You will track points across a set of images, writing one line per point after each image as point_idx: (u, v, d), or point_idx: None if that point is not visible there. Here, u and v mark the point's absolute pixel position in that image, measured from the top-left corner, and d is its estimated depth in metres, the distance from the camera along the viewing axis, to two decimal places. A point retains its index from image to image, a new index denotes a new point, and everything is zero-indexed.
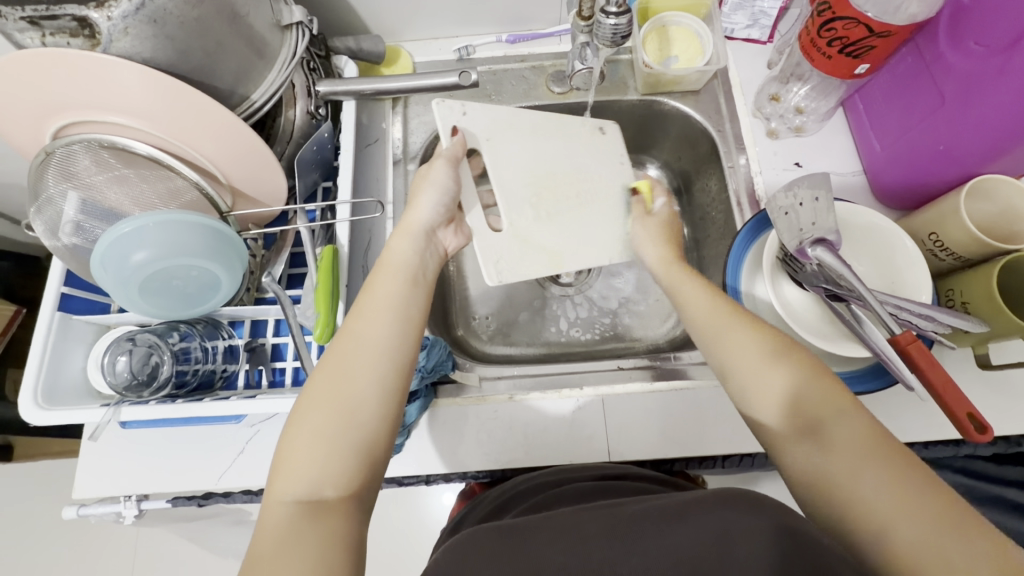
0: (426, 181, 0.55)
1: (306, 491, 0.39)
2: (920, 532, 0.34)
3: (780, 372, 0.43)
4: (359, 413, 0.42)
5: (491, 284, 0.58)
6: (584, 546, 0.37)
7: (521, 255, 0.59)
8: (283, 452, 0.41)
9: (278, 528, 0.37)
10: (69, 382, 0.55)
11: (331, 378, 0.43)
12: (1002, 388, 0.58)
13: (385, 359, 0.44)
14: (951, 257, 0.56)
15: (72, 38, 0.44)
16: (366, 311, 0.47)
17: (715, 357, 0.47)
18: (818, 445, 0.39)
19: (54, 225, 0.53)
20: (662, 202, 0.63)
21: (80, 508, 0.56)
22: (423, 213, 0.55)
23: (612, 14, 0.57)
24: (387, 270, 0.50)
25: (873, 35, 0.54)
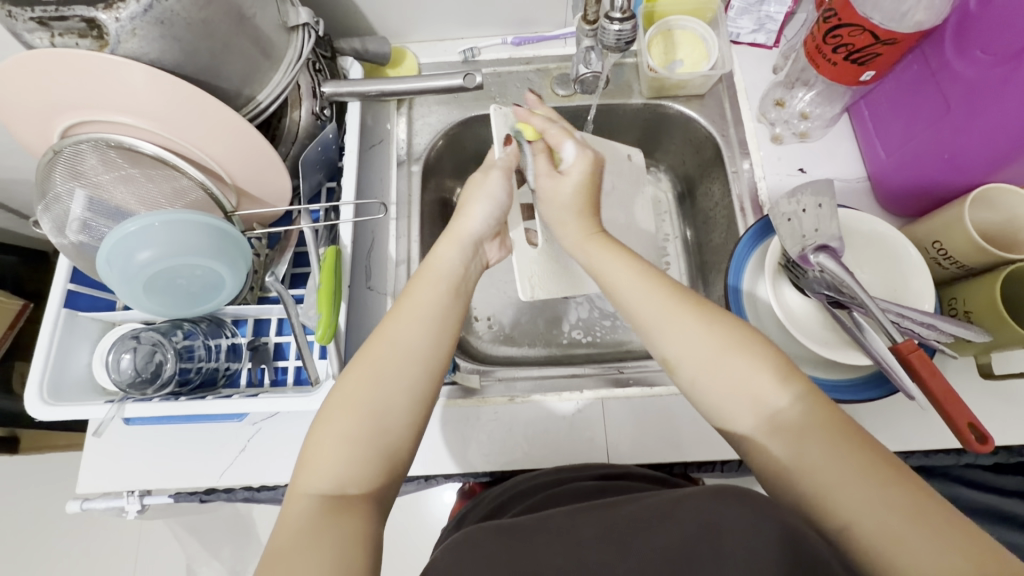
0: (478, 189, 0.57)
1: (331, 486, 0.39)
2: (892, 528, 0.33)
3: (740, 356, 0.43)
4: (390, 415, 0.42)
5: (522, 297, 0.63)
6: (580, 549, 0.37)
7: (550, 272, 0.65)
8: (312, 446, 0.41)
9: (299, 520, 0.38)
10: (74, 378, 0.56)
11: (365, 379, 0.43)
12: (1004, 398, 0.58)
13: (417, 364, 0.45)
14: (954, 265, 0.56)
15: (81, 38, 0.45)
16: (403, 315, 0.47)
17: (661, 351, 0.47)
18: (777, 436, 0.40)
19: (61, 223, 0.54)
20: (568, 150, 0.57)
21: (85, 502, 0.57)
22: (474, 222, 0.55)
23: (616, 20, 0.56)
24: (428, 274, 0.50)
25: (879, 42, 0.54)
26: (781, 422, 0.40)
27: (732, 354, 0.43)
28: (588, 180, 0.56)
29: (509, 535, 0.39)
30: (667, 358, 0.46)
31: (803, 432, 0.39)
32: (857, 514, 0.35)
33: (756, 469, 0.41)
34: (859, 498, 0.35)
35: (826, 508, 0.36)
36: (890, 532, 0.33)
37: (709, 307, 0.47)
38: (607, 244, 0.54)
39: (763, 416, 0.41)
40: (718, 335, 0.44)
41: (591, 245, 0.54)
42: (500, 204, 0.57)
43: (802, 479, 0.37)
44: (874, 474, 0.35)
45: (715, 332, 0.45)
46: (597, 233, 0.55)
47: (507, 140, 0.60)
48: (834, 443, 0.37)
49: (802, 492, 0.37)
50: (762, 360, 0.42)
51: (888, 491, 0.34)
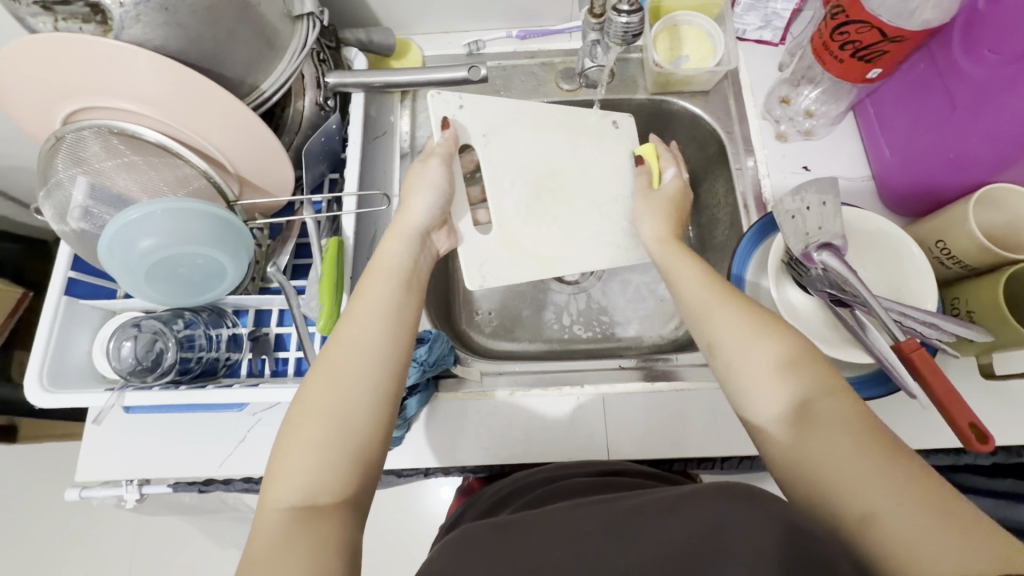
0: (419, 179, 0.56)
1: (300, 498, 0.39)
2: (918, 519, 0.33)
3: (770, 348, 0.43)
4: (353, 418, 0.42)
5: (472, 286, 0.60)
6: (581, 540, 0.37)
7: (506, 260, 0.61)
8: (278, 460, 0.41)
9: (270, 537, 0.37)
10: (75, 365, 0.56)
11: (325, 388, 0.42)
12: (1005, 400, 0.58)
13: (375, 361, 0.44)
14: (957, 265, 0.55)
15: (84, 23, 0.44)
16: (355, 315, 0.46)
17: (704, 335, 0.47)
18: (809, 432, 0.39)
19: (62, 210, 0.53)
20: (670, 173, 0.63)
21: (83, 490, 0.57)
22: (417, 214, 0.55)
23: (624, 12, 0.56)
24: (378, 273, 0.50)
25: (886, 39, 0.53)
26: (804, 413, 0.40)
27: (774, 348, 0.43)
28: (678, 200, 0.61)
29: (504, 530, 0.40)
30: (711, 341, 0.46)
31: (834, 426, 0.39)
32: (880, 510, 0.34)
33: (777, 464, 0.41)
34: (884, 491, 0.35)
35: (847, 495, 0.36)
36: (916, 529, 0.33)
37: (756, 308, 0.46)
38: (684, 252, 0.54)
39: (796, 408, 0.40)
40: (762, 328, 0.45)
41: (666, 248, 0.56)
42: (443, 193, 0.56)
43: (828, 470, 0.37)
44: (899, 472, 0.36)
45: (758, 324, 0.45)
46: (673, 244, 0.56)
47: (443, 125, 0.60)
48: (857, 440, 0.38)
49: (821, 483, 0.37)
50: (800, 356, 0.42)
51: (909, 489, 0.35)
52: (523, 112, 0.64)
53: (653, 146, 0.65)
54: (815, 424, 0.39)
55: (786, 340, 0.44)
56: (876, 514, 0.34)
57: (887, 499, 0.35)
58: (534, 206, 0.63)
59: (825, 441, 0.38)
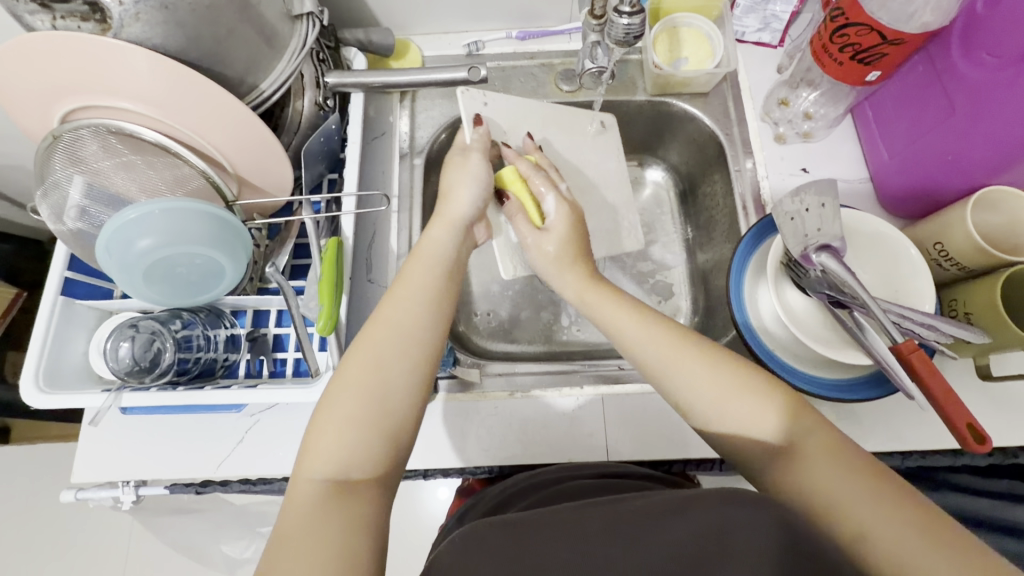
0: (461, 171, 0.56)
1: (336, 472, 0.39)
2: (918, 533, 0.34)
3: (740, 390, 0.43)
4: (392, 398, 0.42)
5: (505, 276, 0.62)
6: (585, 541, 0.37)
7: (530, 249, 0.64)
8: (315, 431, 0.41)
9: (305, 505, 0.37)
10: (71, 366, 0.55)
11: (366, 366, 0.43)
12: (1002, 402, 0.58)
13: (415, 346, 0.44)
14: (955, 266, 0.56)
15: (83, 22, 0.44)
16: (395, 298, 0.47)
17: (670, 394, 0.46)
18: (795, 468, 0.40)
19: (59, 210, 0.53)
20: (548, 203, 0.56)
21: (79, 492, 0.57)
22: (462, 205, 0.55)
23: (626, 14, 0.56)
24: (422, 258, 0.50)
25: (886, 41, 0.54)
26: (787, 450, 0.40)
27: (740, 397, 0.43)
28: (573, 229, 0.56)
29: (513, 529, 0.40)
30: (680, 401, 0.45)
31: (816, 458, 0.39)
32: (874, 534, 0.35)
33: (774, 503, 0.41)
34: (876, 514, 0.35)
35: (841, 525, 0.36)
36: (913, 549, 0.34)
37: (717, 354, 0.46)
38: (604, 289, 0.53)
39: (777, 449, 0.41)
40: (726, 374, 0.44)
41: (589, 293, 0.53)
42: (484, 183, 0.56)
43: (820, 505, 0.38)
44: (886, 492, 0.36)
45: (720, 375, 0.44)
46: (587, 281, 0.54)
47: (478, 121, 0.59)
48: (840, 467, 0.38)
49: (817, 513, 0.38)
50: (768, 398, 0.43)
51: (900, 508, 0.35)
52: (531, 108, 0.65)
53: (517, 173, 0.57)
54: (798, 461, 0.40)
55: (755, 379, 0.44)
56: (871, 537, 0.35)
57: (879, 521, 0.35)
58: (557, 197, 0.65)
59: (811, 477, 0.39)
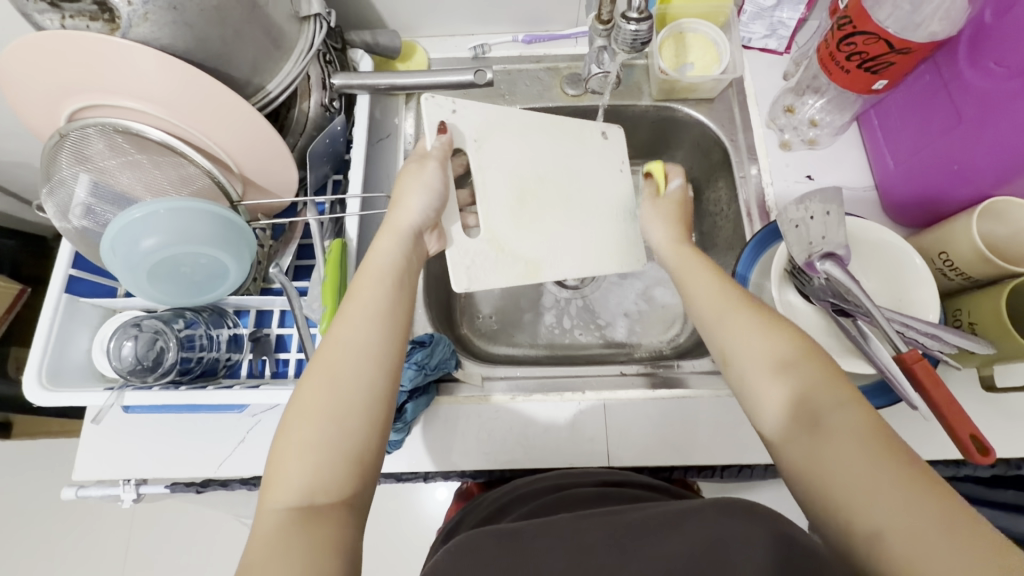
0: (413, 180, 0.55)
1: (297, 499, 0.38)
2: (921, 541, 0.32)
3: (784, 355, 0.43)
4: (347, 420, 0.41)
5: (456, 289, 0.58)
6: (585, 553, 0.38)
7: (494, 261, 0.60)
8: (273, 461, 0.40)
9: (267, 535, 0.37)
10: (74, 364, 0.56)
11: (317, 389, 0.41)
12: (1006, 413, 0.58)
13: (370, 361, 0.43)
14: (960, 276, 0.56)
15: (92, 21, 0.44)
16: (347, 315, 0.45)
17: (713, 343, 0.47)
18: (819, 444, 0.38)
19: (65, 207, 0.53)
20: (676, 182, 0.62)
21: (80, 489, 0.56)
22: (412, 214, 0.53)
23: (633, 20, 0.56)
24: (370, 273, 0.48)
25: (893, 50, 0.53)
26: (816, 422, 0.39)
27: (779, 364, 0.42)
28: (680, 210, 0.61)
29: (513, 539, 0.40)
30: (723, 350, 0.46)
31: (845, 443, 0.37)
32: (885, 526, 0.34)
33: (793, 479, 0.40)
34: (892, 510, 0.34)
35: (856, 517, 0.35)
36: (925, 545, 0.32)
37: (771, 315, 0.46)
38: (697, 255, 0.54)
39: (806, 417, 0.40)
40: (771, 334, 0.44)
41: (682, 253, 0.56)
42: (437, 193, 0.54)
43: (837, 485, 0.37)
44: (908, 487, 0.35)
45: (771, 333, 0.44)
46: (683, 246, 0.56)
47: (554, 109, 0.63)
48: (864, 451, 0.37)
49: (832, 496, 0.37)
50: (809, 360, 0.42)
51: (916, 505, 0.34)
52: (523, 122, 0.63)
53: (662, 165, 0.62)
54: (826, 441, 0.38)
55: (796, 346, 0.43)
56: (882, 534, 0.34)
57: (891, 519, 0.34)
58: (519, 211, 0.62)
59: (834, 452, 0.37)
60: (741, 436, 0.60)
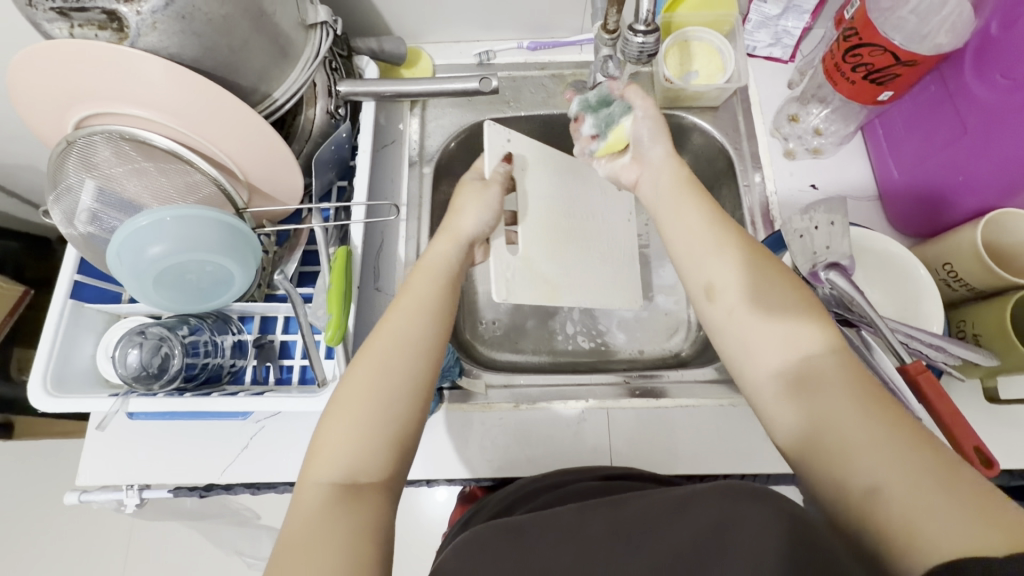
0: (472, 193, 0.58)
1: (341, 476, 0.40)
2: (913, 492, 0.33)
3: (778, 304, 0.43)
4: (393, 404, 0.43)
5: (497, 299, 0.58)
6: (590, 549, 0.39)
7: (530, 278, 0.61)
8: (319, 440, 0.42)
9: (312, 509, 0.39)
10: (79, 370, 0.56)
11: (369, 373, 0.44)
12: (1010, 424, 0.58)
13: (420, 354, 0.46)
14: (964, 287, 0.56)
15: (100, 30, 0.44)
16: (400, 308, 0.48)
17: (706, 285, 0.47)
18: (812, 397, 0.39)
19: (71, 213, 0.53)
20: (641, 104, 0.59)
21: (83, 494, 0.56)
22: (473, 223, 0.56)
23: (641, 32, 0.57)
24: (424, 272, 0.51)
25: (898, 63, 0.53)
26: (809, 373, 0.40)
27: (770, 308, 0.43)
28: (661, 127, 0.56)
29: (516, 533, 0.41)
30: (710, 286, 0.47)
31: (838, 396, 0.38)
32: (875, 478, 0.34)
33: (777, 426, 0.42)
34: (882, 461, 0.35)
35: (845, 468, 0.36)
36: (912, 492, 0.33)
37: (765, 256, 0.46)
38: (693, 190, 0.52)
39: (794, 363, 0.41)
40: (764, 281, 0.45)
41: (673, 187, 0.53)
42: (494, 213, 0.58)
43: (829, 437, 0.38)
44: (899, 439, 0.35)
45: (760, 274, 0.45)
46: (683, 179, 0.53)
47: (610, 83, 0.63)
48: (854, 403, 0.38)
49: (823, 448, 0.38)
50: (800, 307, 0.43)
51: (906, 456, 0.34)
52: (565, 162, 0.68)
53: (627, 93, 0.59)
54: (820, 394, 0.39)
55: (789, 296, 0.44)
56: (874, 485, 0.34)
57: (881, 469, 0.34)
58: (555, 237, 0.65)
59: (821, 401, 0.39)
60: (744, 445, 0.60)
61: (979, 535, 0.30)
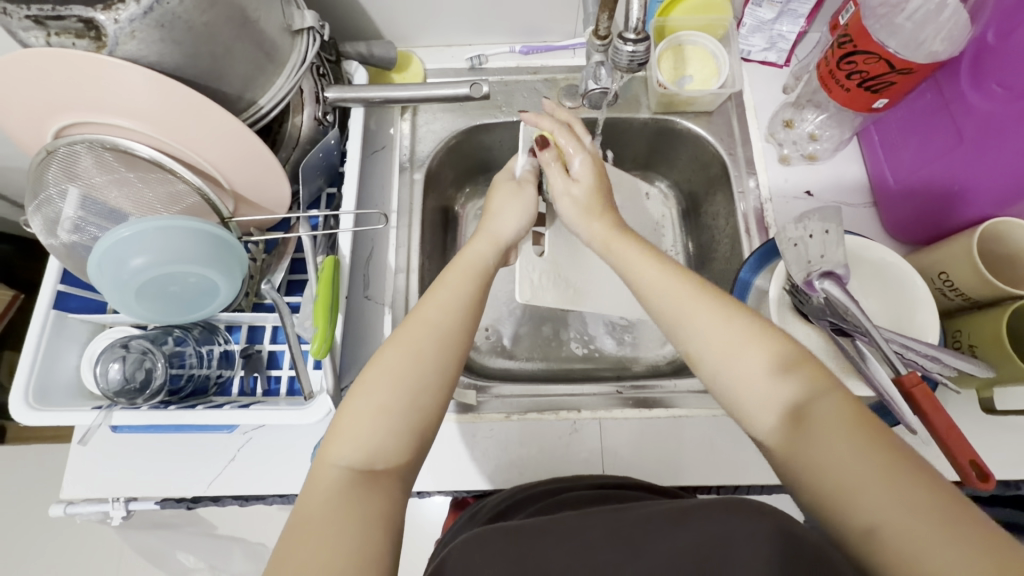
0: (511, 195, 0.59)
1: (358, 461, 0.40)
2: (906, 525, 0.33)
3: (755, 354, 0.43)
4: (422, 394, 0.43)
5: (518, 299, 0.61)
6: (589, 552, 0.38)
7: (552, 284, 0.64)
8: (341, 418, 0.42)
9: (328, 491, 0.38)
10: (63, 381, 0.55)
11: (400, 357, 0.44)
12: (1006, 434, 0.57)
13: (451, 347, 0.45)
14: (960, 297, 0.55)
15: (78, 38, 0.43)
16: (434, 296, 0.48)
17: (681, 342, 0.47)
18: (805, 442, 0.39)
19: (52, 222, 0.52)
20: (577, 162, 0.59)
21: (69, 507, 0.55)
22: (509, 227, 0.57)
23: (630, 41, 0.56)
24: (462, 264, 0.52)
25: (894, 70, 0.53)
26: (798, 418, 0.40)
27: (749, 356, 0.43)
28: (597, 184, 0.59)
29: (520, 534, 0.41)
30: (689, 351, 0.47)
31: (831, 435, 0.38)
32: (877, 519, 0.34)
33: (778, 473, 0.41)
34: (878, 498, 0.34)
35: (846, 509, 0.35)
36: (914, 533, 0.32)
37: (734, 311, 0.46)
38: (629, 240, 0.55)
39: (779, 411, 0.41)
40: (737, 329, 0.45)
41: (614, 243, 0.55)
42: (529, 216, 0.59)
43: (827, 481, 0.37)
44: (896, 473, 0.35)
45: (734, 327, 0.45)
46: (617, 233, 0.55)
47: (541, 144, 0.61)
48: (848, 440, 0.37)
49: (822, 492, 0.37)
50: (775, 352, 0.43)
51: (904, 491, 0.34)
52: None
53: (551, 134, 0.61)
54: (812, 437, 0.39)
55: (764, 344, 0.44)
56: (876, 526, 0.34)
57: (874, 505, 0.34)
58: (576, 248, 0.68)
59: (814, 444, 0.38)
60: (738, 456, 0.59)
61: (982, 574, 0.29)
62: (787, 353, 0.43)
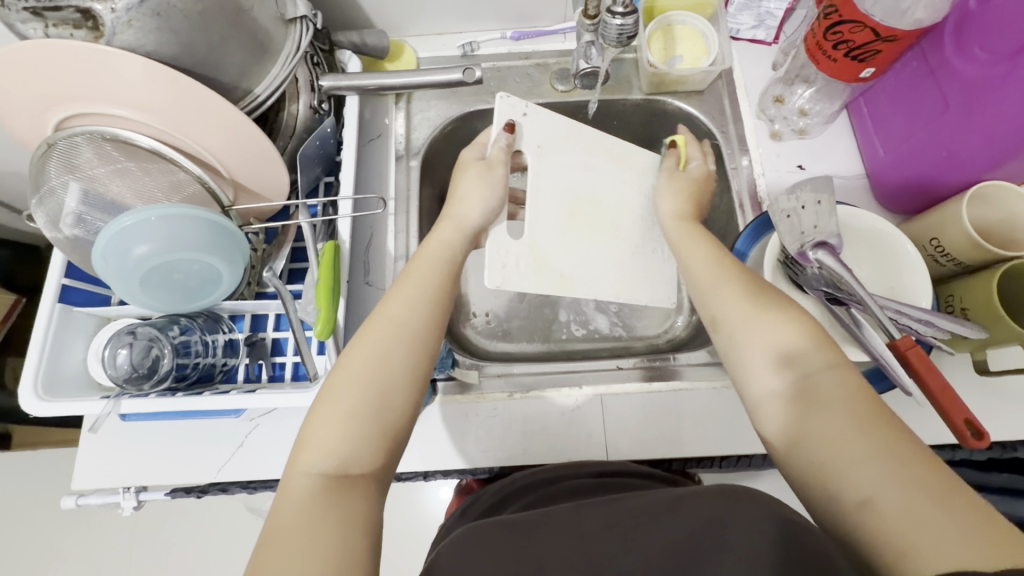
0: (478, 177, 0.58)
1: (333, 466, 0.41)
2: (908, 502, 0.34)
3: (778, 323, 0.45)
4: (392, 396, 0.44)
5: (489, 285, 0.56)
6: (585, 541, 0.40)
7: (529, 267, 0.58)
8: (310, 426, 0.42)
9: (303, 498, 0.39)
10: (71, 376, 0.56)
11: (367, 359, 0.44)
12: (999, 396, 0.58)
13: (419, 346, 0.46)
14: (951, 262, 0.56)
15: (76, 29, 0.44)
16: (400, 295, 0.48)
17: (708, 310, 0.50)
18: (814, 415, 0.40)
19: (56, 216, 0.53)
20: (695, 164, 0.63)
21: (79, 498, 0.56)
22: (474, 214, 0.57)
23: (618, 14, 0.57)
24: (426, 260, 0.52)
25: (879, 38, 0.54)
26: (808, 391, 0.42)
27: (773, 325, 0.45)
28: (702, 187, 0.62)
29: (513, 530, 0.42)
30: (716, 317, 0.49)
31: (839, 409, 0.39)
32: (872, 493, 0.35)
33: (776, 437, 0.42)
34: (877, 474, 0.36)
35: (843, 480, 0.37)
36: (909, 505, 0.34)
37: (764, 285, 0.49)
38: (700, 234, 0.56)
39: (799, 384, 0.42)
40: (763, 302, 0.47)
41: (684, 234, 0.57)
42: (499, 198, 0.58)
43: (829, 453, 0.38)
44: (897, 451, 0.36)
45: (760, 300, 0.47)
46: (695, 229, 0.57)
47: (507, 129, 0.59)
48: (856, 416, 0.39)
49: (821, 463, 0.38)
50: (800, 323, 0.45)
51: (902, 470, 0.35)
52: (582, 134, 0.62)
53: (686, 139, 0.64)
54: (823, 409, 0.40)
55: (796, 318, 0.45)
56: (872, 500, 0.35)
57: (874, 481, 0.36)
58: (567, 225, 0.60)
59: (823, 417, 0.40)
60: (738, 426, 0.60)
61: (977, 551, 0.31)
62: (813, 331, 0.44)
